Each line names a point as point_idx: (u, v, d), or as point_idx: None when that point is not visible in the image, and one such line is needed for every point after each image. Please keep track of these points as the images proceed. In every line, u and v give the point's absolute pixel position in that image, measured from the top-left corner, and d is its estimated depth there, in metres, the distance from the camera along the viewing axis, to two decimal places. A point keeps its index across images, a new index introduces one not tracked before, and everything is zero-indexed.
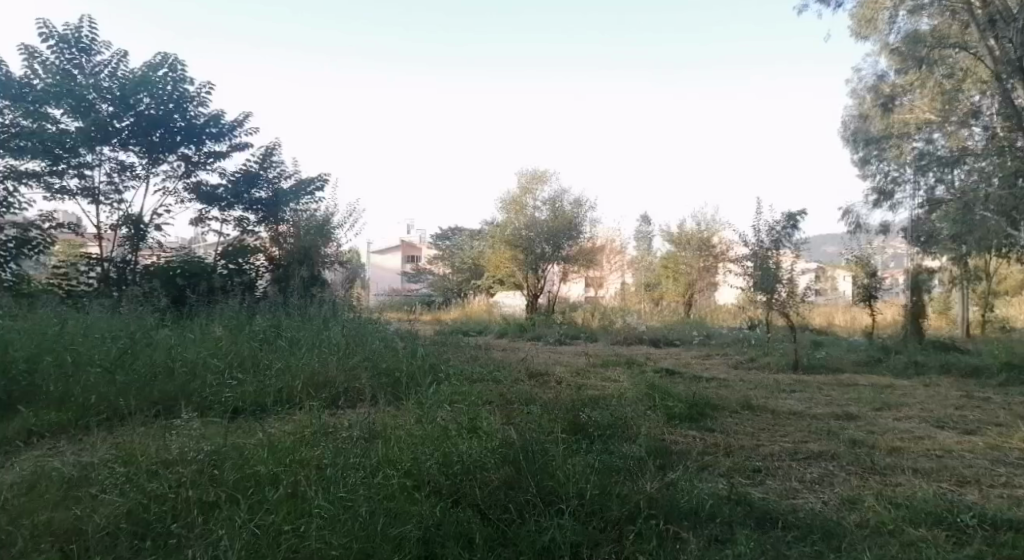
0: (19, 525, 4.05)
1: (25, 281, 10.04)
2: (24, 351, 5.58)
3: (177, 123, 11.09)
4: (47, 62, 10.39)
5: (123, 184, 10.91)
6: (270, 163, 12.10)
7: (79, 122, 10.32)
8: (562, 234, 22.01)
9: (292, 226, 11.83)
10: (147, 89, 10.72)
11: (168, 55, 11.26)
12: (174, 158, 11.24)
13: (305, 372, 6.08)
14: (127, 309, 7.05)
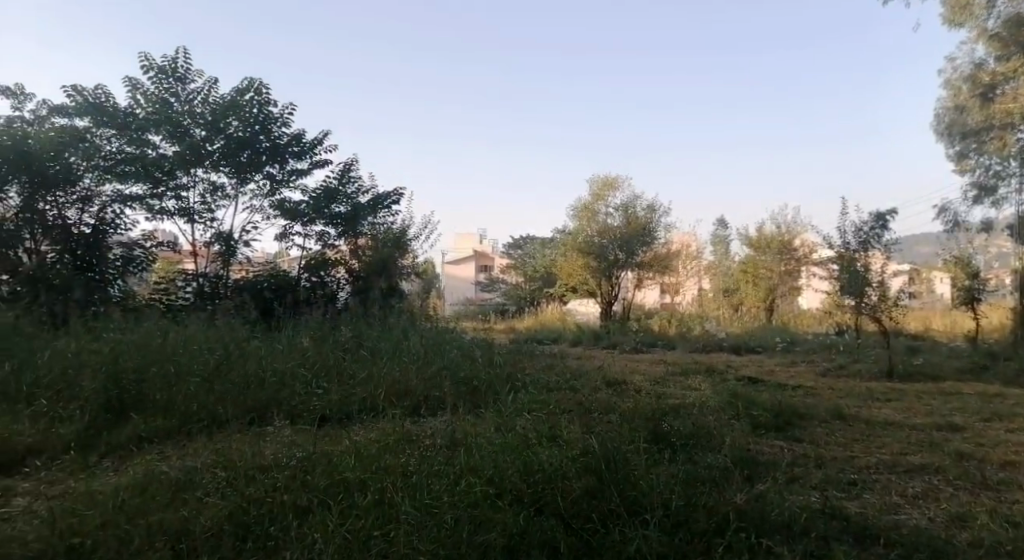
0: (134, 526, 4.33)
1: (130, 298, 10.63)
2: (133, 363, 5.93)
3: (263, 144, 11.67)
4: (148, 93, 11.12)
5: (215, 204, 11.51)
6: (348, 179, 12.40)
7: (177, 146, 10.98)
8: (638, 240, 22.04)
9: (370, 239, 12.31)
10: (235, 112, 11.36)
11: (252, 80, 11.83)
12: (260, 176, 11.74)
13: (387, 381, 6.23)
14: (220, 321, 7.42)
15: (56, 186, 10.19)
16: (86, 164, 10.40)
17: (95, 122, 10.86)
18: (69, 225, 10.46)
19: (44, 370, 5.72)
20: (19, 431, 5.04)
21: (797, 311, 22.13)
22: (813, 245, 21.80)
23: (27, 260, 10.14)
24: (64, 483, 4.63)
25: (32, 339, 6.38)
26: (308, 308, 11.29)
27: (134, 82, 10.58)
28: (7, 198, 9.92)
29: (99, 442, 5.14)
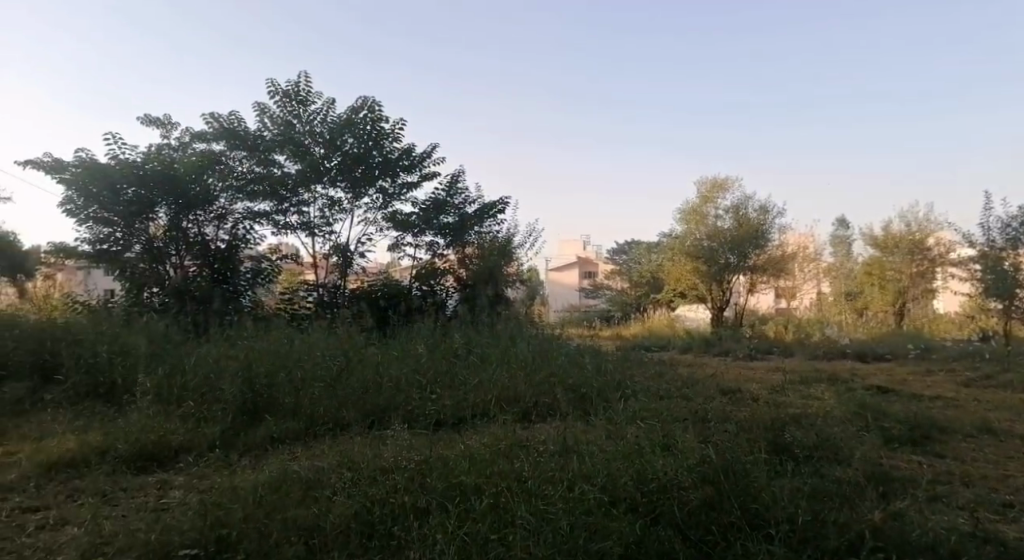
0: (272, 520, 4.65)
1: (259, 307, 11.41)
2: (264, 368, 6.39)
3: (376, 159, 12.17)
4: (275, 116, 12.01)
5: (333, 218, 12.11)
6: (456, 191, 12.76)
7: (299, 164, 11.69)
8: (749, 243, 21.18)
9: (477, 247, 12.56)
10: (351, 130, 12.00)
11: (367, 99, 12.44)
12: (374, 191, 12.22)
13: (497, 388, 6.34)
14: (340, 330, 7.85)
15: (196, 206, 11.18)
16: (221, 185, 11.34)
17: (230, 145, 11.80)
18: (208, 241, 11.46)
19: (190, 373, 6.26)
20: (173, 430, 5.56)
21: (930, 314, 20.43)
22: (950, 243, 20.05)
23: (173, 274, 11.24)
24: (210, 478, 5.06)
25: (178, 346, 7.01)
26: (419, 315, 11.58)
27: (263, 107, 11.42)
28: (156, 218, 11.02)
29: (237, 442, 5.56)
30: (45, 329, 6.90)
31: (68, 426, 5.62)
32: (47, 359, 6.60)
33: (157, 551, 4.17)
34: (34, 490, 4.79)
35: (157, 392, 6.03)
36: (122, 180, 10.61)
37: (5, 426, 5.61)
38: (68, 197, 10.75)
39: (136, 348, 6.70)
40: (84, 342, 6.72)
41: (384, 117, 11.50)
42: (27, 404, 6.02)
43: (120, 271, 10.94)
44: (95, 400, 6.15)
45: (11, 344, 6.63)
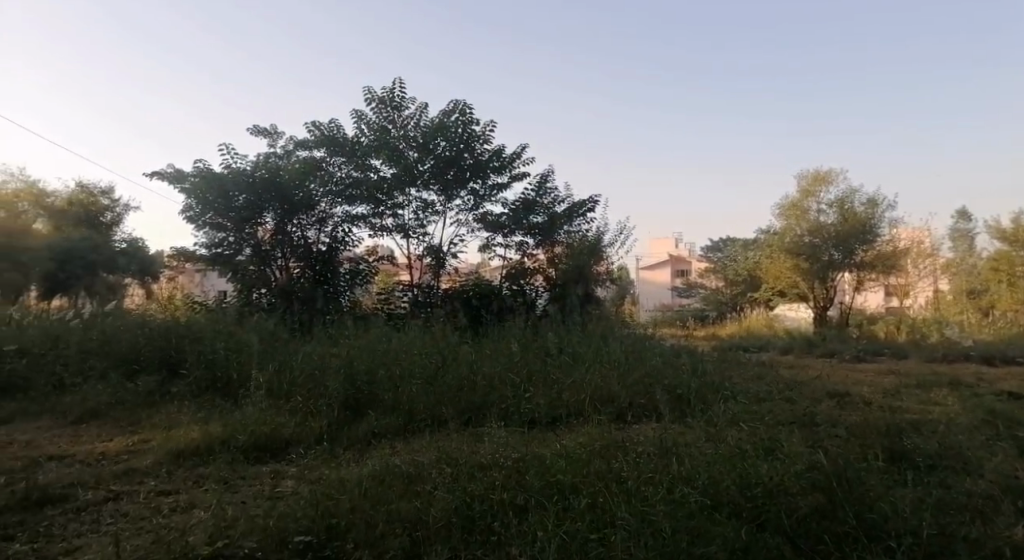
0: (378, 512, 4.82)
1: (357, 307, 11.87)
2: (365, 365, 6.64)
3: (467, 161, 12.40)
4: (372, 122, 12.41)
5: (426, 220, 12.42)
6: (545, 191, 12.85)
7: (394, 168, 12.03)
8: (855, 239, 20.19)
9: (566, 247, 12.59)
10: (443, 133, 12.22)
11: (458, 102, 12.66)
12: (465, 193, 12.49)
13: (590, 387, 6.33)
14: (435, 328, 8.07)
15: (300, 210, 11.77)
16: (322, 190, 11.85)
17: (330, 152, 12.31)
18: (310, 243, 12.03)
19: (298, 369, 6.59)
20: (285, 423, 5.88)
21: None
22: None
23: (279, 276, 11.87)
24: (319, 470, 5.30)
25: (286, 343, 7.42)
26: (512, 312, 11.61)
27: (361, 113, 11.82)
28: (264, 223, 11.75)
29: (341, 436, 5.81)
30: (171, 326, 7.48)
31: (193, 417, 6.06)
32: (172, 354, 7.14)
33: (274, 537, 4.41)
34: (166, 476, 5.20)
35: (269, 387, 6.40)
36: (234, 188, 11.40)
37: (139, 416, 6.12)
38: (189, 204, 11.72)
39: (250, 345, 7.14)
40: (204, 339, 7.22)
41: (476, 120, 11.64)
42: (158, 396, 6.54)
43: (232, 273, 11.67)
44: (214, 394, 6.60)
45: (143, 339, 7.22)
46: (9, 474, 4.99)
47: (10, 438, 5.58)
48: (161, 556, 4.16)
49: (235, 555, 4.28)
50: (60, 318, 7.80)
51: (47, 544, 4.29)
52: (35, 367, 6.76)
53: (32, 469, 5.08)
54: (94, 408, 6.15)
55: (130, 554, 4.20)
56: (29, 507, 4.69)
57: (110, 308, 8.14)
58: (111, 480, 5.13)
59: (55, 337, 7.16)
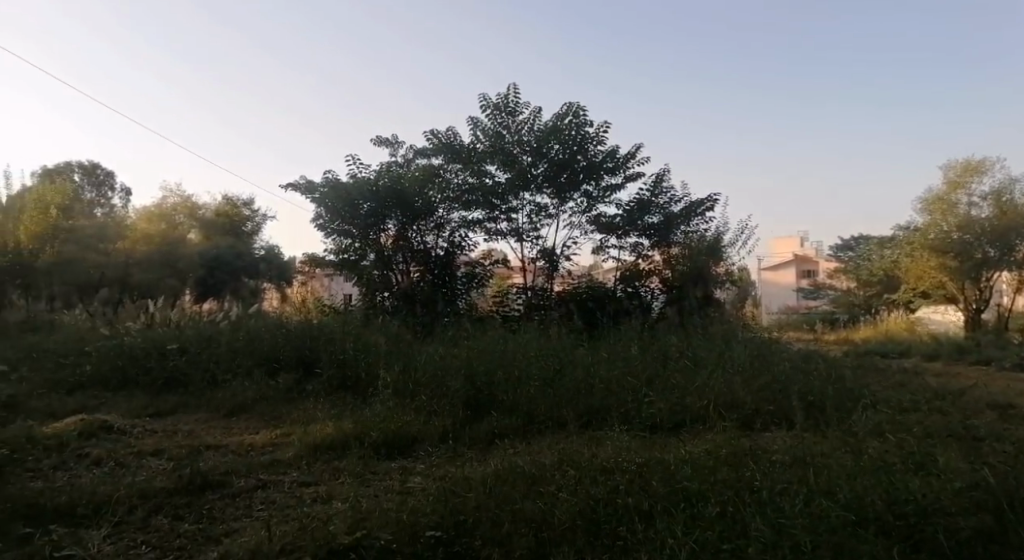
0: (504, 510, 4.88)
1: (474, 309, 12.17)
2: (487, 366, 6.81)
3: (580, 163, 12.44)
4: (486, 129, 12.65)
5: (540, 223, 12.55)
6: (661, 191, 12.63)
7: (508, 173, 12.25)
8: (1013, 234, 18.25)
9: (683, 247, 12.39)
10: (556, 137, 12.29)
11: (571, 104, 12.71)
12: (578, 195, 12.53)
13: (713, 392, 6.16)
14: (553, 330, 8.15)
15: (420, 217, 12.21)
16: (440, 196, 12.20)
17: (447, 159, 12.69)
18: (428, 248, 12.45)
19: (422, 369, 6.85)
20: (412, 420, 6.12)
21: None
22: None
23: (401, 280, 12.42)
24: (444, 468, 5.46)
25: (409, 344, 7.75)
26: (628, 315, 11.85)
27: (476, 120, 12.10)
28: (387, 229, 12.28)
29: (463, 435, 5.98)
30: (306, 326, 8.01)
31: (328, 413, 6.46)
32: (307, 354, 7.64)
33: (407, 531, 4.56)
34: (306, 468, 5.56)
35: (395, 387, 6.69)
36: (360, 197, 11.97)
37: (280, 412, 6.60)
38: (319, 213, 12.46)
39: (376, 346, 7.53)
40: (335, 340, 7.68)
41: (590, 121, 11.63)
42: (297, 393, 7.02)
43: (357, 278, 12.30)
44: (345, 392, 7.01)
45: (281, 339, 7.77)
46: (175, 461, 5.55)
47: (174, 428, 6.21)
48: (308, 543, 4.43)
49: (373, 546, 4.48)
50: (211, 319, 8.54)
51: (209, 525, 4.71)
52: (192, 364, 7.46)
53: (194, 456, 5.60)
54: (241, 402, 6.70)
55: (279, 539, 4.50)
56: (193, 490, 5.18)
57: (253, 310, 8.84)
58: (259, 470, 5.56)
59: (208, 337, 7.87)
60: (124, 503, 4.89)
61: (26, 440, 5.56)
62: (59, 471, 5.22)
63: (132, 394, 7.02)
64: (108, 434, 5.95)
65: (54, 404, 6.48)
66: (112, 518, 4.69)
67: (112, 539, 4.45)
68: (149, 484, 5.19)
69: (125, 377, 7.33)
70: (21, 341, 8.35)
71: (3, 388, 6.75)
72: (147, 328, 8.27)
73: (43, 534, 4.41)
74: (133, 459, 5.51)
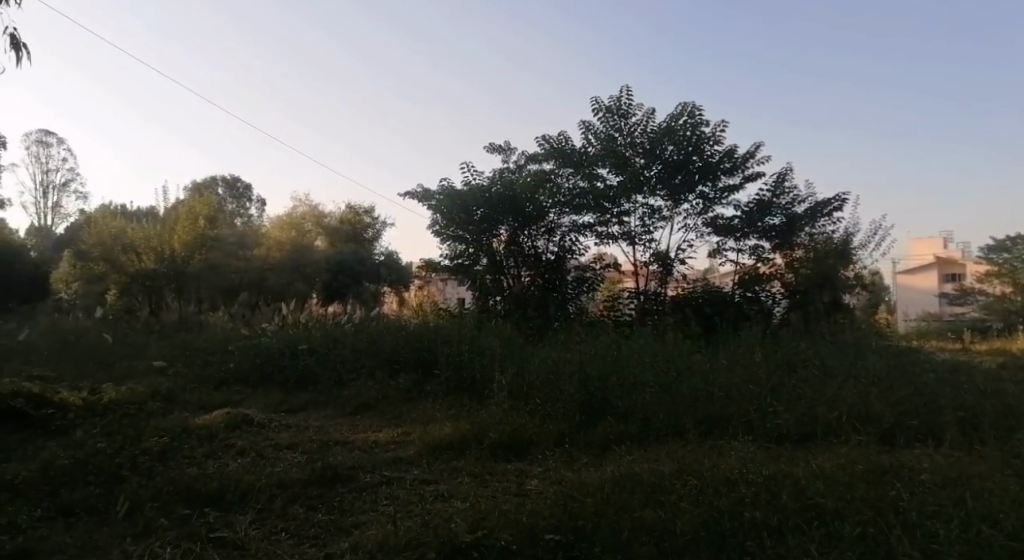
0: (623, 518, 4.73)
1: (585, 313, 12.21)
2: (603, 369, 6.77)
3: (696, 164, 12.15)
4: (599, 132, 12.63)
5: (653, 226, 12.39)
6: (783, 190, 12.20)
7: (621, 176, 12.15)
8: None
9: (808, 249, 11.90)
10: (671, 138, 12.09)
11: (686, 104, 12.48)
12: (694, 197, 12.27)
13: (844, 405, 5.87)
14: (667, 335, 8.02)
15: (532, 221, 12.35)
16: (551, 201, 12.23)
17: (558, 164, 12.74)
18: (539, 252, 12.57)
19: (536, 372, 6.91)
20: (528, 423, 6.18)
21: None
22: None
23: (512, 284, 12.55)
24: (560, 471, 5.45)
25: (522, 347, 7.86)
26: (748, 322, 11.46)
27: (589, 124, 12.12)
28: (499, 234, 12.49)
29: (579, 439, 5.98)
30: (424, 328, 8.33)
31: (445, 414, 6.67)
32: (425, 355, 7.96)
33: (526, 533, 4.49)
34: (426, 466, 5.75)
35: (511, 389, 6.83)
36: (474, 203, 12.26)
37: (402, 411, 6.89)
38: (436, 219, 12.85)
39: (490, 348, 7.70)
40: (451, 341, 7.92)
41: (707, 121, 11.37)
42: (416, 393, 7.31)
43: (471, 282, 12.46)
44: (463, 393, 7.25)
45: (401, 342, 8.12)
46: (308, 454, 5.91)
47: (306, 423, 6.63)
48: (431, 539, 4.47)
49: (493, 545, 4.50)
50: (336, 321, 9.07)
51: (339, 517, 4.95)
52: (321, 363, 7.94)
53: (324, 451, 5.94)
54: (366, 401, 7.08)
55: (404, 534, 4.61)
56: (325, 483, 5.49)
57: (374, 312, 9.30)
58: (383, 466, 5.80)
59: (335, 338, 8.37)
60: (265, 491, 5.25)
61: (182, 429, 6.14)
62: (210, 459, 5.71)
63: (268, 390, 7.57)
64: (249, 427, 6.45)
65: (203, 398, 7.11)
66: (256, 505, 5.06)
67: (256, 525, 4.79)
68: (286, 475, 5.56)
69: (262, 374, 7.91)
70: (175, 338, 9.25)
71: (162, 381, 7.51)
72: (280, 328, 8.91)
73: (199, 516, 4.83)
74: (271, 451, 5.93)
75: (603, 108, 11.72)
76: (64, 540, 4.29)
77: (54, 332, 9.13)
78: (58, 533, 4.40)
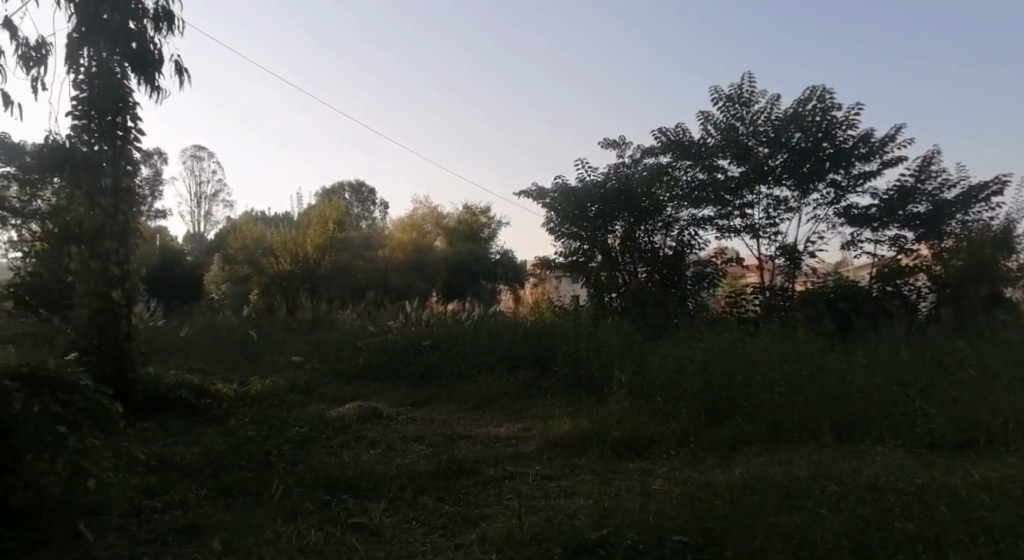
0: (755, 522, 4.41)
1: (705, 309, 11.97)
2: (729, 366, 6.53)
3: (827, 151, 11.46)
4: (718, 122, 12.19)
5: (779, 218, 11.82)
6: (929, 175, 11.47)
7: (743, 167, 11.69)
8: None
9: (958, 239, 11.03)
10: (798, 125, 11.51)
11: (815, 88, 11.83)
12: (825, 186, 11.60)
13: (1008, 413, 5.34)
14: (798, 333, 7.63)
15: (648, 217, 12.20)
16: (669, 195, 12.02)
17: (677, 156, 12.42)
18: (657, 249, 12.32)
19: (658, 370, 6.80)
20: (651, 422, 6.08)
21: None
22: None
23: (629, 281, 12.33)
24: (685, 472, 5.28)
25: (642, 345, 7.74)
26: (889, 319, 10.79)
27: (708, 114, 11.74)
28: (614, 231, 12.43)
29: (705, 439, 5.80)
30: (542, 327, 8.44)
31: (565, 412, 6.73)
32: (543, 352, 8.08)
33: (649, 533, 4.26)
34: (547, 462, 5.77)
35: (630, 387, 6.78)
36: (589, 200, 12.30)
37: (521, 407, 7.02)
38: (551, 218, 12.98)
39: (609, 346, 7.67)
40: (570, 339, 7.98)
41: (840, 105, 10.68)
42: (534, 389, 7.44)
43: (587, 279, 12.47)
44: (582, 391, 7.29)
45: (519, 340, 8.30)
46: (434, 447, 6.14)
47: (431, 417, 6.91)
48: (557, 535, 4.43)
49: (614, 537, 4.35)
50: (456, 318, 9.36)
51: (466, 510, 5.06)
52: (443, 359, 8.24)
53: (449, 445, 6.14)
54: (486, 397, 7.26)
55: (530, 528, 4.62)
56: (450, 476, 5.65)
57: (491, 310, 9.51)
58: (505, 462, 5.89)
59: (456, 336, 8.67)
60: (396, 481, 5.49)
61: (320, 421, 6.56)
62: (345, 449, 6.05)
63: (395, 384, 7.95)
64: (378, 420, 6.80)
65: (336, 392, 7.57)
66: (388, 494, 5.29)
67: (389, 513, 5.00)
68: (415, 467, 5.77)
69: (389, 369, 8.31)
70: (310, 334, 9.92)
71: (300, 375, 8.10)
72: (404, 325, 9.33)
73: (338, 502, 5.11)
74: (400, 444, 6.21)
75: (723, 97, 11.31)
76: (223, 517, 4.69)
77: (209, 328, 10.11)
78: (219, 511, 4.83)
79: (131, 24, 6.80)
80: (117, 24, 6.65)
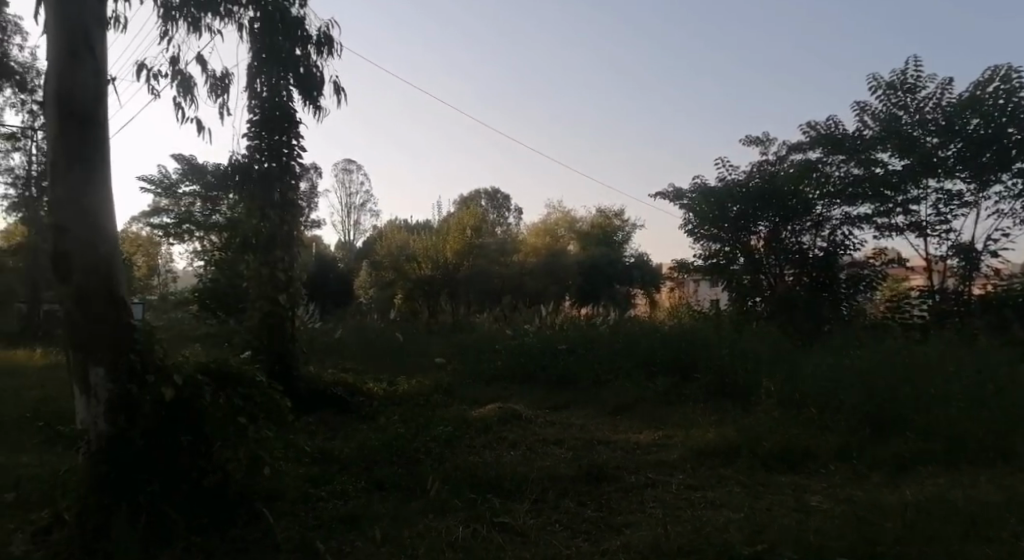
0: (934, 548, 3.92)
1: (862, 314, 11.14)
2: (894, 377, 6.02)
3: (1012, 137, 10.21)
4: (877, 113, 11.36)
5: (951, 214, 10.73)
6: None
7: (907, 160, 10.78)
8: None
9: None
10: (976, 109, 10.35)
11: (997, 69, 10.64)
12: (1009, 176, 10.39)
13: None
14: (975, 344, 6.92)
15: (796, 216, 11.59)
16: (819, 193, 11.31)
17: (829, 152, 11.68)
18: (805, 250, 11.63)
19: (812, 378, 6.41)
20: (805, 435, 5.71)
21: None
22: None
23: (775, 284, 11.84)
24: (847, 490, 4.86)
25: (792, 352, 7.32)
26: None
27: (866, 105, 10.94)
28: (757, 231, 11.94)
29: (869, 454, 5.35)
30: (684, 333, 8.25)
31: (710, 421, 6.51)
32: (683, 359, 7.88)
33: (811, 550, 3.93)
34: (692, 472, 5.58)
35: (780, 397, 6.44)
36: (730, 200, 11.94)
37: (662, 414, 6.88)
38: (688, 219, 12.72)
39: (755, 354, 7.34)
40: (712, 345, 7.74)
41: None
42: (675, 397, 7.25)
43: (728, 283, 12.14)
44: (725, 399, 7.03)
45: (658, 346, 8.16)
46: (574, 451, 6.16)
47: (569, 421, 6.94)
48: (706, 547, 4.18)
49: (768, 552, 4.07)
50: (591, 324, 9.37)
51: (609, 515, 4.96)
52: (580, 364, 8.28)
53: (589, 449, 6.13)
54: (624, 403, 7.21)
55: (678, 538, 4.45)
56: (591, 480, 5.60)
57: (629, 315, 9.40)
58: (648, 469, 5.75)
59: (591, 340, 8.73)
60: (538, 484, 5.52)
61: (463, 421, 6.80)
62: (487, 449, 6.21)
63: (533, 387, 8.09)
64: (518, 421, 6.93)
65: (477, 393, 7.82)
66: (530, 496, 5.33)
67: (532, 514, 5.02)
68: (556, 470, 5.80)
69: (527, 373, 8.45)
70: (451, 337, 10.34)
71: (441, 376, 8.45)
72: (542, 329, 9.48)
73: (483, 501, 5.22)
74: (541, 446, 6.26)
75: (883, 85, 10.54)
76: (376, 510, 4.94)
77: (361, 330, 10.87)
78: (373, 503, 5.09)
79: (297, 50, 7.37)
80: (286, 52, 7.23)
